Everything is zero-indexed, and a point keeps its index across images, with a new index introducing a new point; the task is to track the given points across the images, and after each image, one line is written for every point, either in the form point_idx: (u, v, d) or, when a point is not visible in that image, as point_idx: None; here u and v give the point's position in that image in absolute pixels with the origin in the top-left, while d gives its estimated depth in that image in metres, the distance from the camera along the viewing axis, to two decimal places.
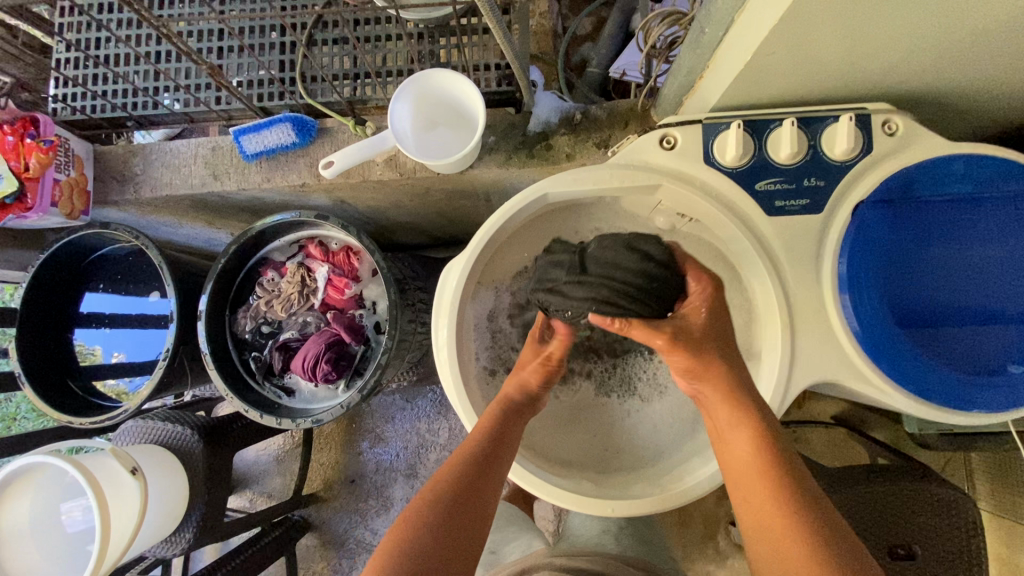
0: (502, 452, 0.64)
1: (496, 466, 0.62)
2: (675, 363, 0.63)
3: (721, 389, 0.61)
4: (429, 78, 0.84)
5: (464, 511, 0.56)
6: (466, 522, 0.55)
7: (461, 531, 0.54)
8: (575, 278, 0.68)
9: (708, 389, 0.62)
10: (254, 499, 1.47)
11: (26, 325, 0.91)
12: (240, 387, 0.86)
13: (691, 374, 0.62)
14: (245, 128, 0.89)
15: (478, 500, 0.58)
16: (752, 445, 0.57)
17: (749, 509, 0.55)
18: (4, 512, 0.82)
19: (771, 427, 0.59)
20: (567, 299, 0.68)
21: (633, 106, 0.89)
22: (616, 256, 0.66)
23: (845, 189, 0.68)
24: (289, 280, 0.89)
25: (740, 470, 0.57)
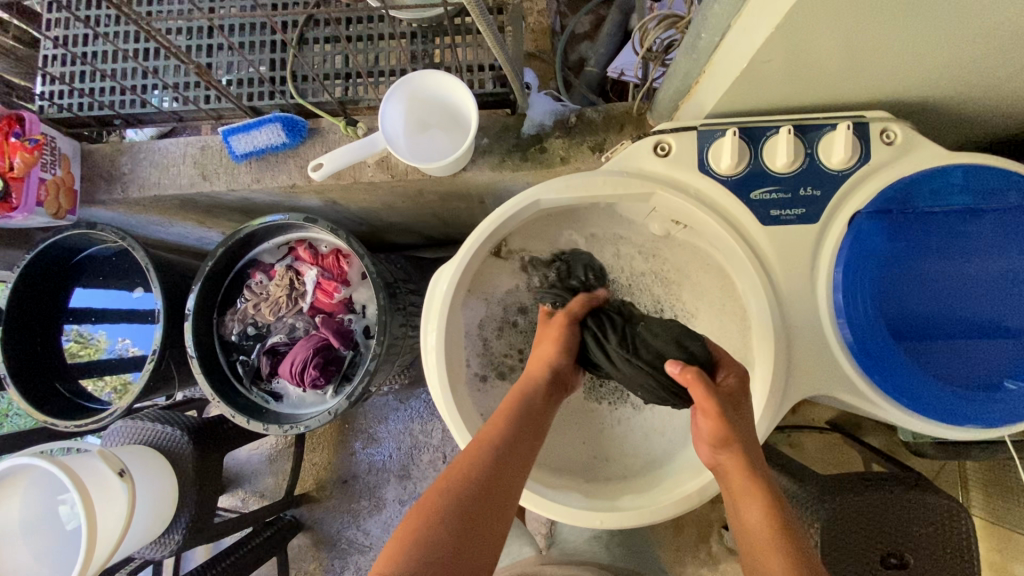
0: (533, 431, 0.62)
1: (523, 451, 0.60)
2: (705, 430, 0.60)
3: (743, 465, 0.57)
4: (421, 79, 0.82)
5: (490, 504, 0.54)
6: (496, 504, 0.54)
7: (489, 511, 0.53)
8: (623, 354, 0.69)
9: (729, 460, 0.58)
10: (245, 499, 1.46)
11: (12, 325, 0.90)
12: (228, 392, 0.85)
13: (722, 439, 0.58)
14: (234, 128, 0.87)
15: (507, 493, 0.56)
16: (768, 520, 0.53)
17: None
18: None
19: (780, 503, 0.55)
20: (612, 367, 0.70)
21: (629, 109, 0.87)
22: (663, 347, 0.67)
23: (842, 198, 0.67)
24: (278, 283, 0.88)
25: (757, 546, 0.53)
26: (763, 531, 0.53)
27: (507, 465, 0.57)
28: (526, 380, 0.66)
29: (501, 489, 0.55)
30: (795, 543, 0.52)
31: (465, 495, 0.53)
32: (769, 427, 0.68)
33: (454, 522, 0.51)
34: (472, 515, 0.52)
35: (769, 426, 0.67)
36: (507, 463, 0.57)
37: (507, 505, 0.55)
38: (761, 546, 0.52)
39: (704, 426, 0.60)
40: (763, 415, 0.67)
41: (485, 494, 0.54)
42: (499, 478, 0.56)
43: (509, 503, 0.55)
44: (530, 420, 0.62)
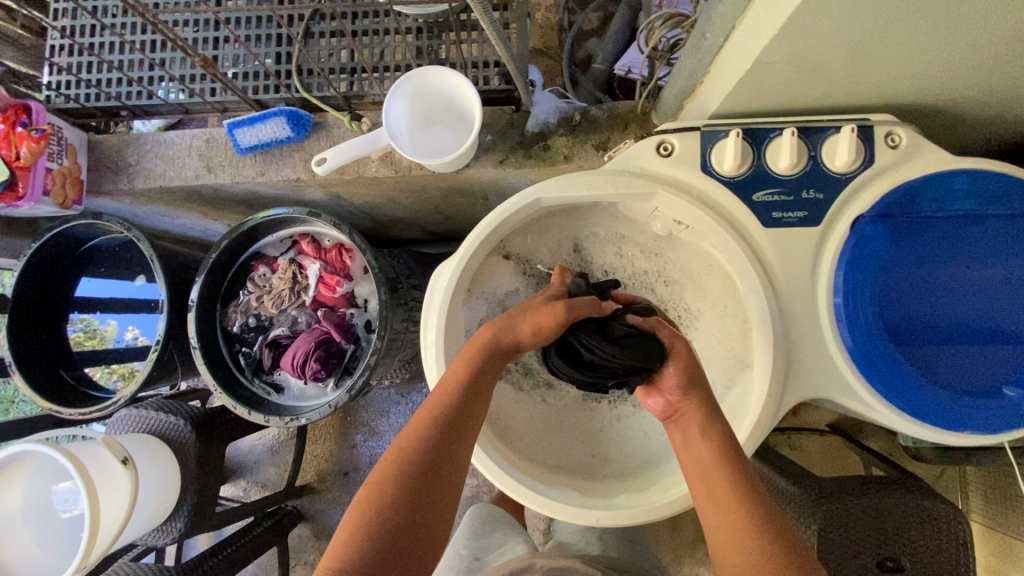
0: (477, 397, 0.61)
1: (464, 430, 0.59)
2: (669, 383, 0.63)
3: (702, 408, 0.62)
4: (426, 75, 0.82)
5: (436, 485, 0.55)
6: (440, 484, 0.56)
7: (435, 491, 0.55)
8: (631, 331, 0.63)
9: (689, 406, 0.63)
10: (247, 488, 1.48)
11: (19, 313, 0.91)
12: (229, 383, 0.85)
13: (687, 385, 0.62)
14: (239, 121, 0.88)
15: (447, 478, 0.56)
16: (714, 454, 0.59)
17: (714, 504, 0.56)
18: None
19: (732, 444, 0.60)
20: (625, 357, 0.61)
21: (634, 108, 0.87)
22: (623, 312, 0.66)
23: (845, 202, 0.67)
24: (281, 276, 0.88)
25: (705, 477, 0.58)
26: (710, 465, 0.58)
27: (445, 453, 0.57)
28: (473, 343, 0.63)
29: (447, 470, 0.57)
30: (741, 472, 0.57)
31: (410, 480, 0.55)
32: (767, 428, 0.68)
33: (393, 518, 0.53)
34: (419, 496, 0.54)
35: (766, 428, 0.67)
36: (447, 449, 0.57)
37: (450, 484, 0.57)
38: (710, 476, 0.58)
39: (673, 376, 0.63)
40: (760, 417, 0.67)
41: (422, 488, 0.54)
42: (437, 465, 0.56)
43: (453, 479, 0.57)
44: (474, 388, 0.61)
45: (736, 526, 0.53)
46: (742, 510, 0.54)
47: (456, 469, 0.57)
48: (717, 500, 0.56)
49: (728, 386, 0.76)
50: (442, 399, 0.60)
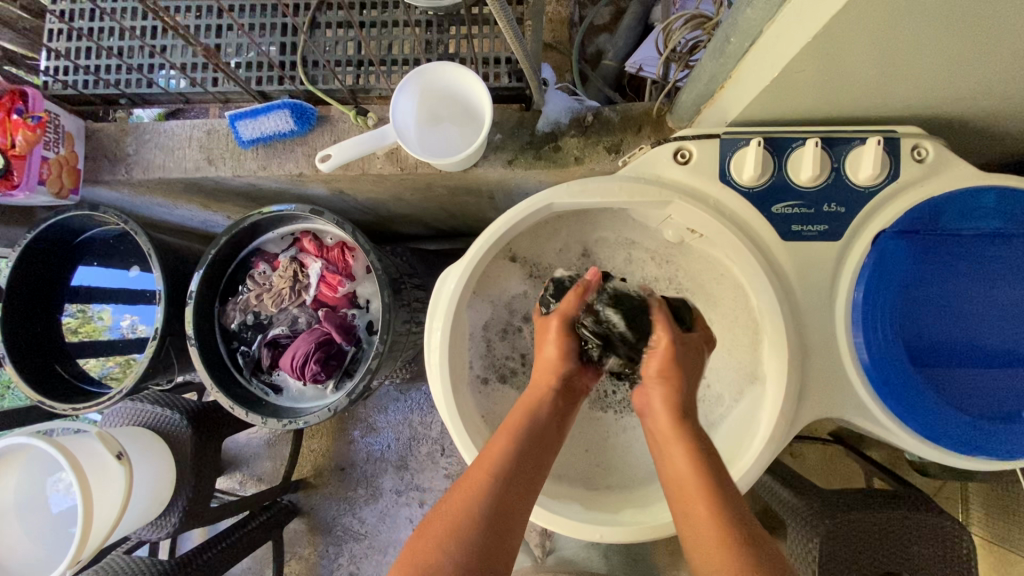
0: (542, 436, 0.60)
1: (531, 465, 0.58)
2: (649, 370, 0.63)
3: (670, 402, 0.60)
4: (435, 71, 0.80)
5: (502, 521, 0.53)
6: (507, 518, 0.53)
7: (502, 525, 0.53)
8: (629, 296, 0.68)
9: (655, 399, 0.61)
10: (243, 482, 1.47)
11: (13, 304, 0.89)
12: (226, 383, 0.83)
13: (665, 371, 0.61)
14: (241, 113, 0.85)
15: (509, 525, 0.53)
16: (688, 459, 0.56)
17: (690, 523, 0.54)
18: None
19: (707, 449, 0.57)
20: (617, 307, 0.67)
21: (648, 110, 0.85)
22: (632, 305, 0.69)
23: (867, 216, 0.64)
24: (282, 275, 0.86)
25: (678, 483, 0.56)
26: (684, 471, 0.56)
27: (506, 498, 0.55)
28: (536, 381, 0.65)
29: (514, 506, 0.54)
30: (717, 478, 0.55)
31: (477, 515, 0.53)
32: (779, 446, 0.66)
33: (460, 551, 0.50)
34: (485, 530, 0.52)
35: (777, 446, 0.65)
36: (515, 482, 0.56)
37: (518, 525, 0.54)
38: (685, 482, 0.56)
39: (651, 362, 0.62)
40: (772, 435, 0.65)
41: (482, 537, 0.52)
42: (498, 511, 0.54)
43: (516, 528, 0.54)
44: (538, 425, 0.61)
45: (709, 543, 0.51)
46: (717, 523, 0.52)
47: (523, 509, 0.55)
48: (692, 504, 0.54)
49: (738, 399, 0.74)
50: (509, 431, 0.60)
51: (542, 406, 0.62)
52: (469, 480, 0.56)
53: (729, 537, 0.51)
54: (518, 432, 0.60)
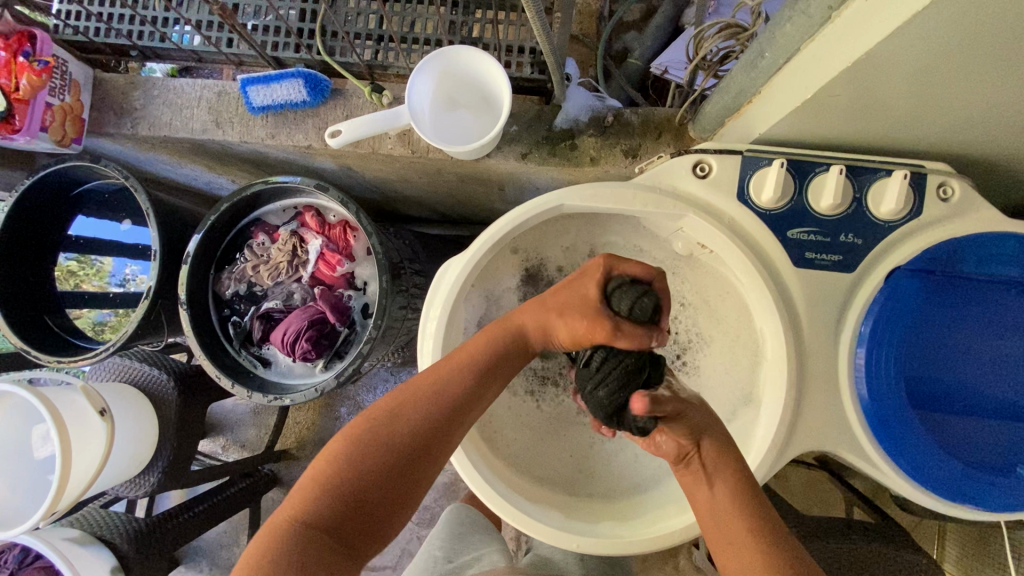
0: (490, 389, 0.60)
1: (470, 414, 0.58)
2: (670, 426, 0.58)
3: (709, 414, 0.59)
4: (456, 54, 0.78)
5: (424, 461, 0.54)
6: (430, 460, 0.55)
7: (422, 465, 0.54)
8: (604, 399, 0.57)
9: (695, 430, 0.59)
10: (225, 447, 1.47)
11: (7, 248, 0.88)
12: (215, 352, 0.81)
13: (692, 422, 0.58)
14: (254, 79, 0.84)
15: (433, 462, 0.55)
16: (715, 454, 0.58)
17: (713, 512, 0.56)
18: None
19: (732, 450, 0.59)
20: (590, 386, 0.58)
21: (670, 116, 0.83)
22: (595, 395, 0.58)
23: (883, 251, 0.63)
24: (280, 248, 0.84)
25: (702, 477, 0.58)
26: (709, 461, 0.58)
27: (439, 438, 0.55)
28: (507, 333, 0.61)
29: (440, 451, 0.56)
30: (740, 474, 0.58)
31: (401, 449, 0.53)
32: (767, 475, 0.65)
33: (373, 479, 0.52)
34: (405, 466, 0.53)
35: (765, 475, 0.64)
36: (448, 425, 0.56)
37: (437, 464, 0.56)
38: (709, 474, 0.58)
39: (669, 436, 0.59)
40: (762, 464, 0.64)
41: (406, 470, 0.53)
42: (428, 449, 0.55)
43: (433, 470, 0.56)
44: (490, 376, 0.59)
45: (736, 533, 0.53)
46: (740, 517, 0.54)
47: (447, 451, 0.57)
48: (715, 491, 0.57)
49: (729, 420, 0.74)
50: (459, 375, 0.58)
51: (508, 358, 0.61)
52: (410, 408, 0.55)
53: (751, 525, 0.53)
54: (472, 378, 0.58)
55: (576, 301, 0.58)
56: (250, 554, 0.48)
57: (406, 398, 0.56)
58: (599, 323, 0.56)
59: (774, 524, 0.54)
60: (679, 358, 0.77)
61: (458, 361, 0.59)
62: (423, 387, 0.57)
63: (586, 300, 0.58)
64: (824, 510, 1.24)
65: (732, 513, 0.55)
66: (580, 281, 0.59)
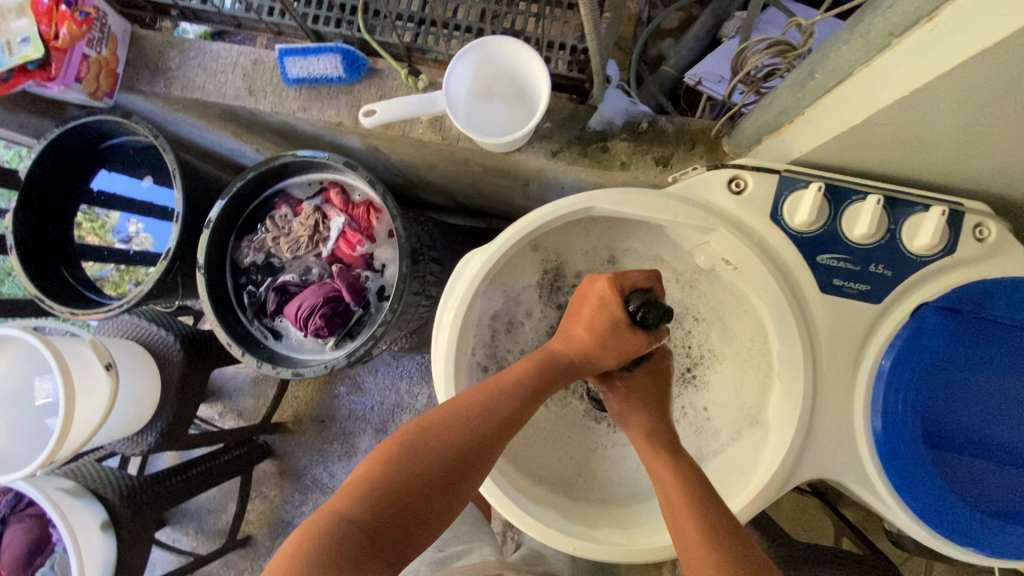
0: (536, 409, 0.61)
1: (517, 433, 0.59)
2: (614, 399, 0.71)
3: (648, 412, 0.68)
4: (498, 45, 0.77)
5: (470, 474, 0.55)
6: (475, 473, 0.56)
7: (467, 478, 0.55)
8: None
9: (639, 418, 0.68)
10: (223, 414, 1.48)
11: (29, 195, 0.88)
12: (228, 319, 0.81)
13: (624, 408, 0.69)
14: (293, 49, 0.83)
15: (478, 477, 0.56)
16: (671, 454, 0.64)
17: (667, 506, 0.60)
18: None
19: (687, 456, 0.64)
20: None
21: (705, 129, 0.82)
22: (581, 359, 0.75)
23: (911, 285, 0.62)
24: (302, 222, 0.83)
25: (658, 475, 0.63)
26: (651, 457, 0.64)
27: (482, 453, 0.56)
28: (553, 355, 0.64)
29: (486, 465, 0.56)
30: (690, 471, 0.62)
31: (449, 457, 0.55)
32: (770, 498, 0.64)
33: (419, 486, 0.53)
34: (451, 476, 0.54)
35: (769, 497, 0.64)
36: (497, 441, 0.57)
37: (482, 478, 0.56)
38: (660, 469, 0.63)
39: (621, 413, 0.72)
40: (767, 486, 0.63)
41: (447, 481, 0.54)
42: (476, 461, 0.56)
43: (476, 484, 0.56)
44: (538, 397, 0.61)
45: (683, 523, 0.57)
46: (693, 513, 0.57)
47: (493, 466, 0.57)
48: (670, 491, 0.60)
49: (733, 437, 0.76)
50: (510, 393, 0.59)
51: (554, 378, 0.62)
52: (460, 417, 0.57)
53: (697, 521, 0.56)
54: (522, 396, 0.60)
55: (611, 325, 0.63)
56: (292, 542, 0.50)
57: (458, 409, 0.58)
58: (630, 347, 0.63)
59: (722, 519, 0.57)
60: (689, 370, 0.80)
61: (507, 379, 0.60)
62: (475, 397, 0.59)
63: (618, 326, 0.62)
64: (812, 537, 1.24)
65: (682, 511, 0.58)
66: (612, 305, 0.62)
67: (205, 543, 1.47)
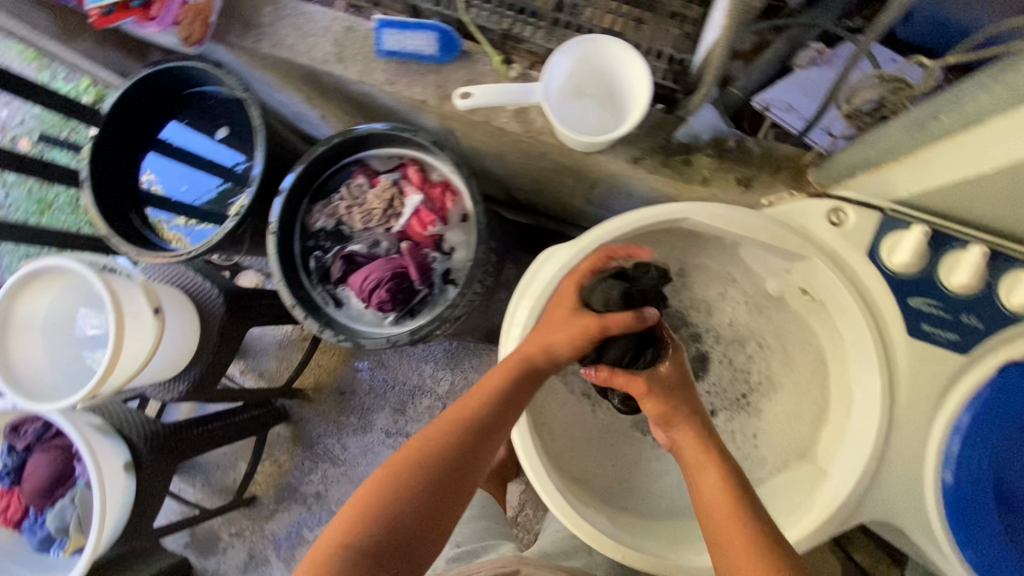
0: (511, 413, 0.63)
1: (495, 434, 0.61)
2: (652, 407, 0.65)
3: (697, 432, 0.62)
4: (602, 44, 0.77)
5: (458, 480, 0.57)
6: (461, 478, 0.58)
7: (455, 485, 0.57)
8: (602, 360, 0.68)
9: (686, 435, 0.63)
10: (244, 373, 1.48)
11: (107, 133, 0.88)
12: (294, 280, 0.81)
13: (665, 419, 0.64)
14: (391, 22, 0.83)
15: (467, 482, 0.58)
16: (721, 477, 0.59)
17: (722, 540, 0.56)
18: (21, 303, 0.87)
19: (740, 475, 0.59)
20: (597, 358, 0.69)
21: (791, 155, 0.81)
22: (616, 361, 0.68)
23: (1000, 343, 0.61)
24: (378, 195, 0.83)
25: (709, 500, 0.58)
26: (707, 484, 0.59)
27: (462, 457, 0.58)
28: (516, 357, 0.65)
29: (472, 470, 0.58)
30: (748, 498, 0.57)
31: (433, 468, 0.57)
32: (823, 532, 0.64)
33: (410, 501, 0.55)
34: (439, 486, 0.56)
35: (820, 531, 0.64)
36: (476, 445, 0.59)
37: (471, 483, 0.59)
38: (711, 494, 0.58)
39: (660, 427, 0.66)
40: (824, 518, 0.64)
41: (434, 492, 0.56)
42: (459, 467, 0.58)
43: (466, 490, 0.58)
44: (509, 400, 0.62)
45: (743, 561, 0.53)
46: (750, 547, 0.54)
47: (480, 469, 0.59)
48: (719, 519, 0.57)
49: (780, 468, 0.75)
50: (480, 400, 0.62)
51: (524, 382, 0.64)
52: (437, 430, 0.59)
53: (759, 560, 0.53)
54: (493, 399, 0.62)
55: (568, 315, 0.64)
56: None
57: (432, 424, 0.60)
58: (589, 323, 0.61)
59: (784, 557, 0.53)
60: (743, 397, 0.81)
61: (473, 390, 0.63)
62: (451, 410, 0.61)
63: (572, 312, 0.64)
64: None
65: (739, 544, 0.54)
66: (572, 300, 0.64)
67: (210, 497, 1.48)
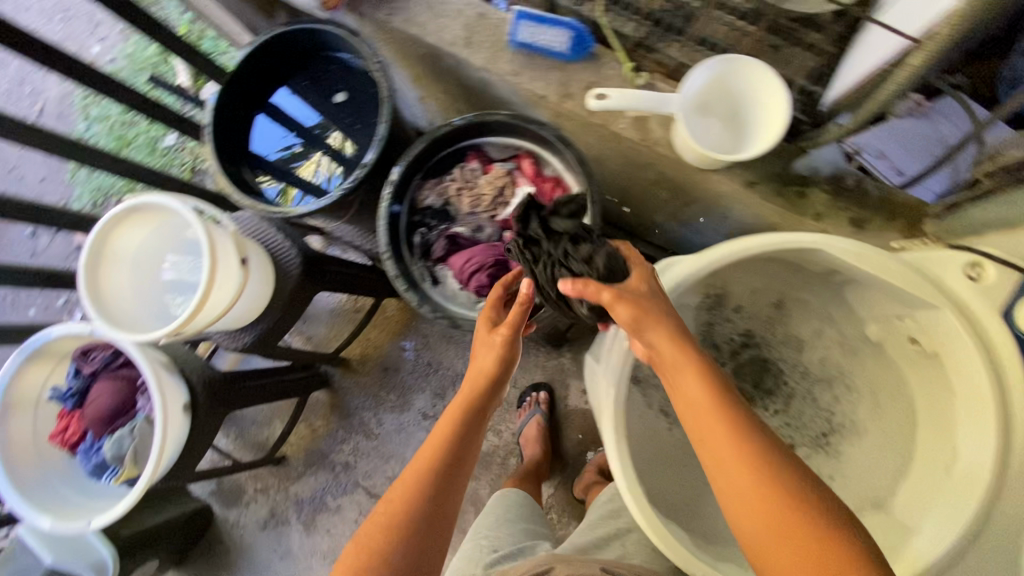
0: (477, 425, 0.62)
1: (467, 455, 0.60)
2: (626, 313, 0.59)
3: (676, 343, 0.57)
4: (741, 66, 0.77)
5: (442, 506, 0.57)
6: (443, 504, 0.57)
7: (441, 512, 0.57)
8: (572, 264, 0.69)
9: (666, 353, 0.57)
10: (294, 334, 1.50)
11: (231, 86, 0.91)
12: (398, 252, 0.83)
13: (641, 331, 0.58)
14: (529, 15, 0.84)
15: (450, 501, 0.58)
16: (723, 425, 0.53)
17: (746, 508, 0.51)
18: (116, 236, 0.89)
19: (749, 416, 0.54)
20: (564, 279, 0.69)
21: (909, 203, 0.80)
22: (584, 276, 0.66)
23: None
24: (490, 181, 0.85)
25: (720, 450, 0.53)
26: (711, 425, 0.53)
27: (440, 487, 0.58)
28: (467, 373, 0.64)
29: (454, 490, 0.58)
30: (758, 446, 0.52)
31: (416, 507, 0.56)
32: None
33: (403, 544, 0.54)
34: (426, 522, 0.56)
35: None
36: (452, 468, 0.59)
37: (455, 501, 0.59)
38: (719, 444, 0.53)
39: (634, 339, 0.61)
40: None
41: (422, 528, 0.56)
42: (443, 492, 0.57)
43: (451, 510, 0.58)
44: (472, 417, 0.62)
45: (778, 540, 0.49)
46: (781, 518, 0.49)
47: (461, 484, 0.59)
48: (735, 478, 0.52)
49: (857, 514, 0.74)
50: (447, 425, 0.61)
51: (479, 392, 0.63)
52: (411, 472, 0.58)
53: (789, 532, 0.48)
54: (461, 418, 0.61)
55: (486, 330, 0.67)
56: None
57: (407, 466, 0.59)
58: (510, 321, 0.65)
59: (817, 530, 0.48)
60: (823, 436, 0.82)
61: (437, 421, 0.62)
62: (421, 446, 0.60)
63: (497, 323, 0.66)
64: None
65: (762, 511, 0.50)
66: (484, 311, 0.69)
67: (242, 450, 1.50)
